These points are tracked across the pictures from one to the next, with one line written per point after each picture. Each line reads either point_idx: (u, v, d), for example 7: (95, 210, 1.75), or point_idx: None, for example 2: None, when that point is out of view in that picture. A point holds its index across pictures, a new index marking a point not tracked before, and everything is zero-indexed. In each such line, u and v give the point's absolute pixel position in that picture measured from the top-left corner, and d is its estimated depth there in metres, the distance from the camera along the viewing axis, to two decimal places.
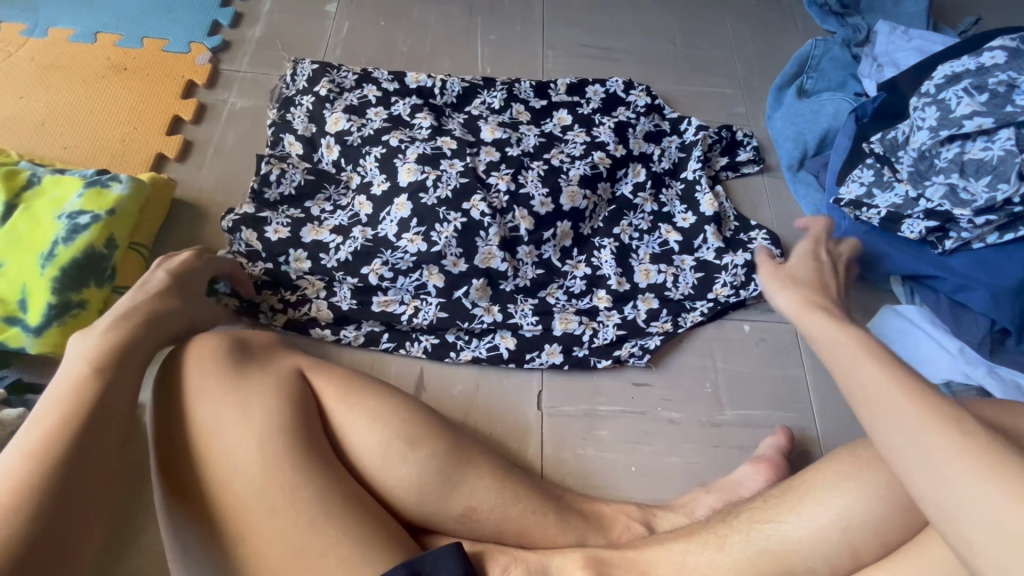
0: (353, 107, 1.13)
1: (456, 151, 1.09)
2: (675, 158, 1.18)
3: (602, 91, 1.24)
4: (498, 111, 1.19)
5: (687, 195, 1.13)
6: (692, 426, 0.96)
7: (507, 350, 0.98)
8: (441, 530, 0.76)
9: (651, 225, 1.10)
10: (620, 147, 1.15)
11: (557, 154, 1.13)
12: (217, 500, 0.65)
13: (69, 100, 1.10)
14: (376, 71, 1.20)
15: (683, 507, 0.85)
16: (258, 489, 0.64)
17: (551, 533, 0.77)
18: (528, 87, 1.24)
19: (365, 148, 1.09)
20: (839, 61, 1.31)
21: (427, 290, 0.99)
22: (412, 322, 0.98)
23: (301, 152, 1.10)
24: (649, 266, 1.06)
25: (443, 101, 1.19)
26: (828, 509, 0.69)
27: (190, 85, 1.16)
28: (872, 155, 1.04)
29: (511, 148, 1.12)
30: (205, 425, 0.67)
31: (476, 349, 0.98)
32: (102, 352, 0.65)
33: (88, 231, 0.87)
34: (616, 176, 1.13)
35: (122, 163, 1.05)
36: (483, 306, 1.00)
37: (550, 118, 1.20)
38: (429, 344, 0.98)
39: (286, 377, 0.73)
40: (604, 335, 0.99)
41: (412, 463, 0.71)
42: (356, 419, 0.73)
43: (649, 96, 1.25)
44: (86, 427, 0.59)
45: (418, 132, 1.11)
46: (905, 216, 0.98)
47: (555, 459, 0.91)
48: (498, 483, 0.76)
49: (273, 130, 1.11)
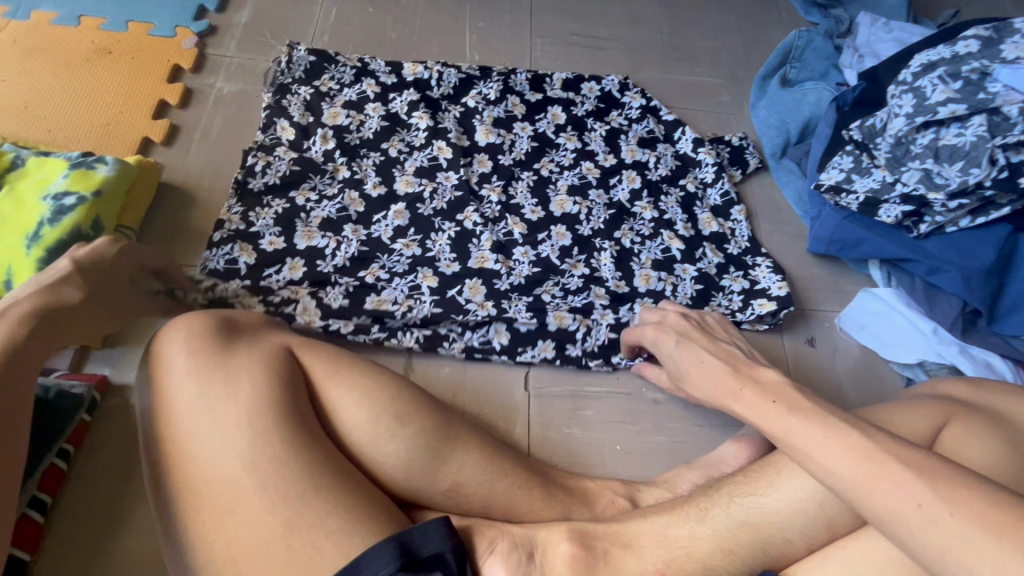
0: (351, 102, 1.15)
1: (451, 161, 1.11)
2: (672, 165, 1.18)
3: (597, 89, 1.26)
4: (493, 103, 1.20)
5: (687, 204, 1.14)
6: (676, 405, 0.99)
7: (500, 344, 0.98)
8: (429, 505, 0.77)
9: (651, 233, 1.09)
10: (610, 157, 1.17)
11: (547, 164, 1.15)
12: (206, 474, 0.65)
13: (53, 83, 1.09)
14: (373, 62, 1.20)
15: (666, 482, 0.88)
16: (246, 463, 0.65)
17: (538, 508, 0.79)
18: (524, 79, 1.24)
19: (363, 149, 1.11)
20: (822, 51, 1.34)
21: (421, 290, 0.99)
22: (406, 317, 0.96)
23: (293, 139, 1.09)
24: (647, 266, 1.06)
25: (439, 93, 1.19)
26: (807, 482, 0.71)
27: (176, 69, 1.16)
28: (851, 142, 1.07)
29: (503, 156, 1.14)
30: (190, 402, 0.68)
31: (468, 340, 0.98)
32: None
33: (73, 213, 0.86)
34: (608, 184, 1.14)
35: (107, 146, 1.04)
36: (477, 302, 0.99)
37: (544, 114, 1.21)
38: (421, 336, 0.97)
39: (275, 354, 0.74)
40: (596, 336, 1.00)
41: (400, 439, 0.73)
42: (345, 394, 0.74)
43: (644, 98, 1.27)
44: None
45: (415, 138, 1.13)
46: (882, 200, 1.00)
47: (541, 438, 0.93)
48: (486, 459, 0.78)
49: (267, 114, 1.11)
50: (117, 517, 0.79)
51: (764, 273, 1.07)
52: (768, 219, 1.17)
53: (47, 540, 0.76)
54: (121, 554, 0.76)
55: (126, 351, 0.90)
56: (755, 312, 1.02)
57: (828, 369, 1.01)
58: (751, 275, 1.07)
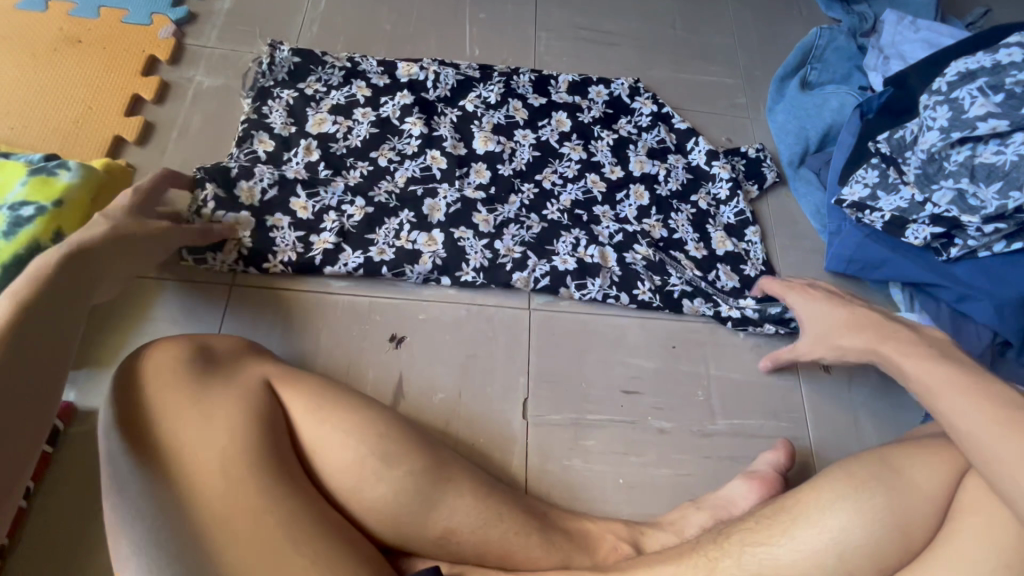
0: (339, 106, 1.07)
1: (446, 172, 1.04)
2: (683, 178, 1.11)
3: (606, 93, 1.18)
4: (493, 107, 1.12)
5: (699, 223, 1.07)
6: (683, 436, 0.93)
7: (534, 233, 1.01)
8: (418, 553, 0.72)
9: (658, 265, 1.01)
10: (617, 169, 1.10)
11: (549, 175, 1.07)
12: (148, 546, 0.59)
13: (16, 75, 1.01)
14: (364, 62, 1.12)
15: (672, 525, 0.82)
16: (198, 522, 0.59)
17: (535, 555, 0.73)
18: (527, 80, 1.16)
19: (350, 159, 1.03)
20: (844, 52, 1.25)
21: (440, 207, 1.00)
22: (434, 209, 1.00)
23: (272, 151, 1.01)
24: (649, 298, 1.00)
25: (435, 95, 1.11)
26: (825, 532, 0.66)
27: (152, 61, 1.07)
28: (878, 154, 0.99)
29: (502, 166, 1.07)
30: (166, 441, 0.62)
31: (504, 211, 1.02)
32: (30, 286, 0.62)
33: (31, 224, 0.79)
34: (615, 199, 1.07)
35: (75, 147, 0.96)
36: (484, 215, 1.01)
37: (547, 121, 1.13)
38: (452, 203, 1.01)
39: (253, 389, 0.69)
40: (625, 206, 1.07)
41: (387, 482, 0.68)
42: (328, 434, 0.69)
43: (655, 104, 1.19)
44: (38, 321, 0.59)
45: (407, 146, 1.05)
46: (910, 221, 0.94)
47: (540, 471, 0.87)
48: (479, 503, 0.72)
49: (244, 126, 1.02)
50: (75, 556, 0.73)
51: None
52: (784, 239, 1.10)
53: None
54: None
55: (94, 373, 0.84)
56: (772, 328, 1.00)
57: (844, 398, 0.99)
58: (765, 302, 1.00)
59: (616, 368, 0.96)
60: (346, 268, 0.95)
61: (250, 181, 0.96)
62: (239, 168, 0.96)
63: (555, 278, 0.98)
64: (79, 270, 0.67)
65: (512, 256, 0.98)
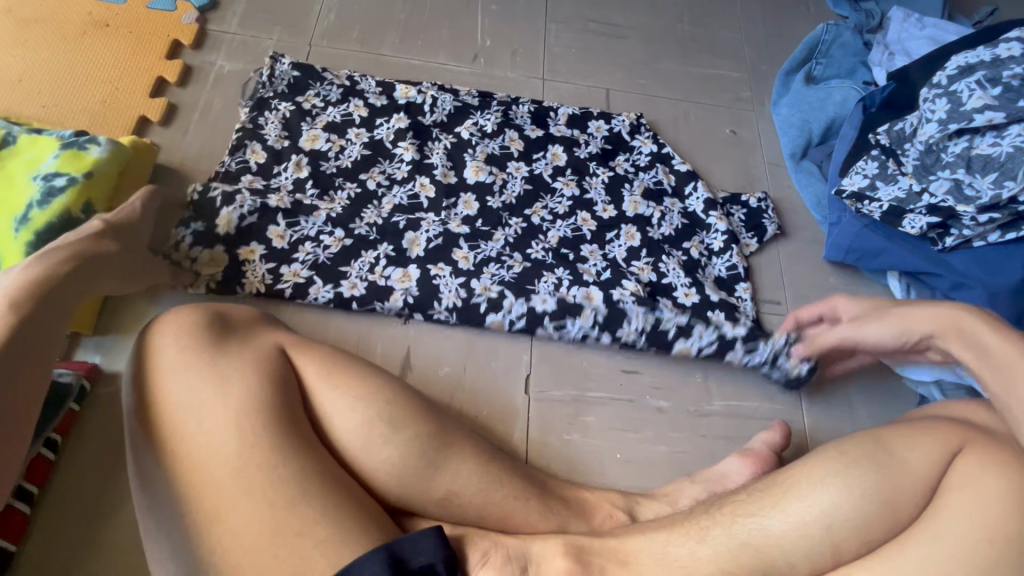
0: (333, 124, 1.07)
1: (433, 201, 1.03)
2: (678, 223, 1.08)
3: (605, 129, 1.16)
4: (489, 136, 1.10)
5: (691, 268, 1.04)
6: (680, 414, 0.96)
7: (513, 275, 0.98)
8: (423, 514, 0.76)
9: (648, 300, 0.98)
10: (610, 208, 1.07)
11: (538, 210, 1.05)
12: (168, 494, 0.64)
13: (48, 56, 1.05)
14: (363, 82, 1.12)
15: (666, 496, 0.85)
16: (211, 474, 0.64)
17: (534, 519, 0.77)
18: (526, 111, 1.15)
19: (339, 179, 1.02)
20: (850, 47, 1.27)
21: (422, 240, 0.98)
22: (412, 245, 0.98)
23: (263, 163, 1.01)
24: (634, 337, 0.97)
25: (431, 120, 1.10)
26: (813, 505, 0.69)
27: (176, 46, 1.11)
28: (878, 146, 1.02)
29: (491, 198, 1.05)
30: (180, 401, 0.67)
31: (486, 251, 0.99)
32: (40, 274, 0.66)
33: (64, 194, 0.83)
34: (604, 238, 1.05)
35: (103, 125, 1.00)
36: (463, 252, 0.98)
37: (543, 153, 1.11)
38: (432, 241, 0.99)
39: (266, 353, 0.73)
40: (612, 249, 1.04)
41: (394, 445, 0.71)
42: (338, 399, 0.72)
43: (655, 143, 1.16)
44: (45, 300, 0.64)
45: (397, 170, 1.05)
46: (907, 210, 0.96)
47: (540, 443, 0.91)
48: (481, 468, 0.76)
49: (238, 135, 1.03)
50: (104, 506, 0.78)
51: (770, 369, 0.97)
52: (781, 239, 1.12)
53: (34, 529, 0.75)
54: (113, 547, 0.75)
55: (120, 340, 0.89)
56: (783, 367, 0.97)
57: (839, 381, 1.02)
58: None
59: (616, 350, 0.99)
60: (316, 301, 0.94)
61: (230, 208, 0.95)
62: (223, 194, 0.96)
63: (531, 319, 0.96)
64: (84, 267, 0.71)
65: (487, 295, 0.96)
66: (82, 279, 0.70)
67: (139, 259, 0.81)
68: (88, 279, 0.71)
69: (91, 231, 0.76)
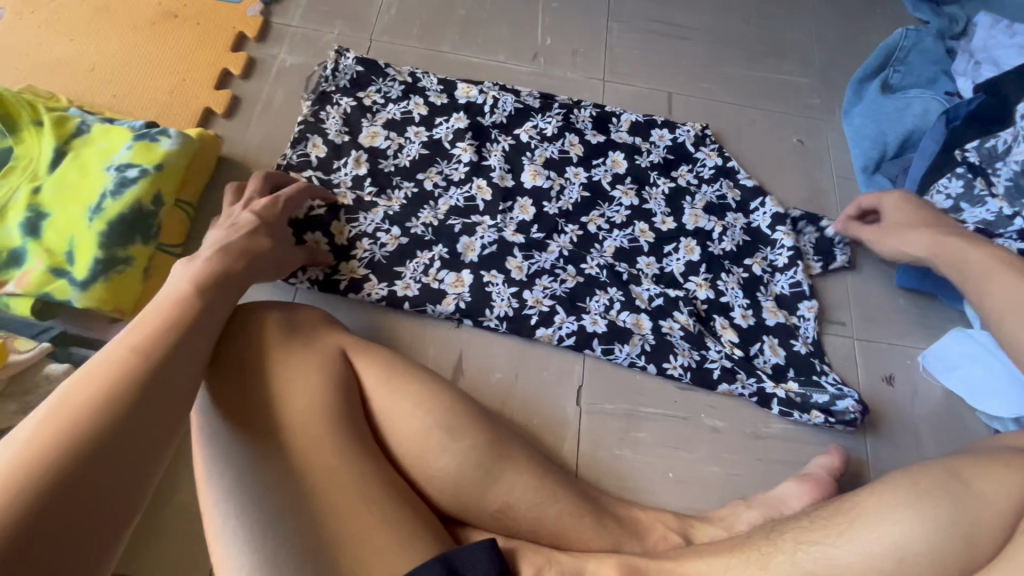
0: (393, 122, 1.06)
1: (489, 204, 1.01)
2: (740, 239, 1.04)
3: (669, 138, 1.12)
4: (549, 139, 1.08)
5: (750, 288, 1.01)
6: (736, 435, 0.93)
7: (566, 289, 0.96)
8: (476, 525, 0.75)
9: (696, 336, 0.95)
10: (669, 220, 1.04)
11: (595, 218, 1.03)
12: (236, 493, 0.62)
13: (119, 45, 1.07)
14: (424, 79, 1.11)
15: (722, 520, 0.82)
16: (282, 475, 0.63)
17: (588, 537, 0.75)
18: (587, 115, 1.12)
19: (397, 178, 1.02)
20: (931, 55, 1.19)
21: (477, 245, 0.97)
22: (466, 249, 0.97)
23: (323, 158, 1.01)
24: (679, 373, 0.94)
25: (491, 121, 1.08)
26: (884, 536, 0.64)
27: (241, 37, 1.12)
28: (964, 163, 0.97)
29: (549, 204, 1.03)
30: (247, 397, 0.66)
31: (541, 261, 0.98)
32: (205, 272, 0.67)
33: (136, 185, 0.85)
34: (661, 251, 1.02)
35: (169, 116, 1.02)
36: (516, 262, 0.97)
37: (602, 160, 1.08)
38: (486, 246, 0.97)
39: (332, 356, 0.73)
40: (671, 263, 1.01)
41: (452, 454, 0.71)
42: (397, 404, 0.72)
43: (721, 156, 1.11)
44: (209, 291, 0.66)
45: (455, 171, 1.03)
46: (995, 234, 0.91)
47: (590, 457, 0.89)
48: (537, 481, 0.74)
49: (300, 129, 1.03)
50: (164, 493, 0.80)
51: (830, 383, 0.94)
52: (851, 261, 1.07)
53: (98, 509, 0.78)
54: (172, 535, 0.78)
55: None
56: (847, 402, 0.92)
57: (905, 411, 0.97)
58: (811, 387, 0.94)
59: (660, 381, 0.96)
60: (369, 299, 0.94)
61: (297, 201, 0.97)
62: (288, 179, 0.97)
63: (580, 339, 0.94)
64: (244, 265, 0.72)
65: (539, 308, 0.95)
66: (243, 272, 0.72)
67: (287, 256, 0.82)
68: (248, 273, 0.73)
69: (250, 225, 0.78)
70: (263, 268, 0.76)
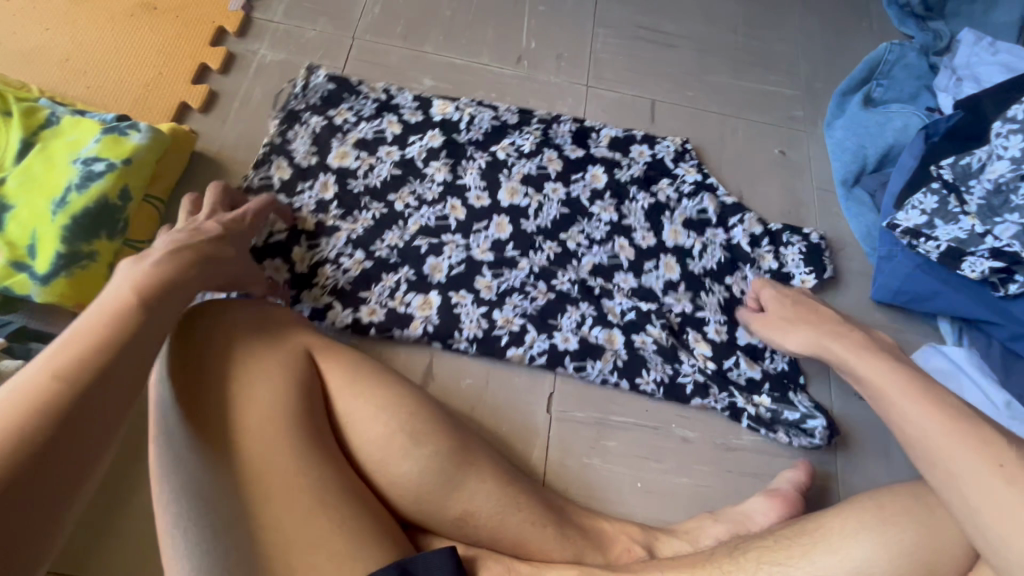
0: (364, 141, 1.04)
1: (462, 224, 1.01)
2: (720, 257, 1.03)
3: (648, 154, 1.11)
4: (527, 156, 1.07)
5: (729, 308, 1.00)
6: (706, 446, 0.92)
7: (537, 306, 0.95)
8: (437, 532, 0.74)
9: (670, 350, 0.95)
10: (649, 236, 1.04)
11: (575, 235, 1.02)
12: (194, 492, 0.62)
13: (95, 37, 1.05)
14: (398, 95, 1.10)
15: (686, 533, 0.82)
16: (237, 477, 0.62)
17: (549, 548, 0.74)
18: (566, 130, 1.11)
19: (364, 199, 1.01)
20: (913, 69, 1.20)
21: (450, 253, 0.97)
22: (434, 270, 0.96)
23: (287, 180, 1.00)
24: (651, 389, 0.93)
25: (467, 137, 1.07)
26: (845, 559, 0.64)
27: (220, 32, 1.11)
28: (940, 180, 0.96)
29: (526, 221, 1.02)
30: (207, 397, 0.65)
31: (513, 279, 0.97)
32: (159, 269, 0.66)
33: (102, 179, 0.84)
34: (641, 267, 1.01)
35: (144, 110, 1.01)
36: (485, 280, 0.96)
37: (582, 175, 1.07)
38: (459, 260, 0.97)
39: (294, 356, 0.71)
40: (649, 279, 1.00)
41: (413, 460, 0.70)
42: (361, 408, 0.71)
43: (700, 173, 1.10)
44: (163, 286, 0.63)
45: (427, 191, 1.02)
46: (967, 253, 0.92)
47: (558, 466, 0.88)
48: (499, 488, 0.74)
49: (264, 151, 1.01)
50: None
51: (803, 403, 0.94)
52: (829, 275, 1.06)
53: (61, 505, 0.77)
54: None
55: None
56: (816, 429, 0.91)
57: (876, 424, 0.97)
58: (783, 404, 0.93)
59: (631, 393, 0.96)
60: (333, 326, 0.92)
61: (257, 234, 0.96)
62: None
63: (553, 357, 0.93)
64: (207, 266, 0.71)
65: (509, 328, 0.94)
66: (206, 273, 0.70)
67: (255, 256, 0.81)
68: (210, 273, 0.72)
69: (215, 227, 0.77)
70: (229, 270, 0.75)
